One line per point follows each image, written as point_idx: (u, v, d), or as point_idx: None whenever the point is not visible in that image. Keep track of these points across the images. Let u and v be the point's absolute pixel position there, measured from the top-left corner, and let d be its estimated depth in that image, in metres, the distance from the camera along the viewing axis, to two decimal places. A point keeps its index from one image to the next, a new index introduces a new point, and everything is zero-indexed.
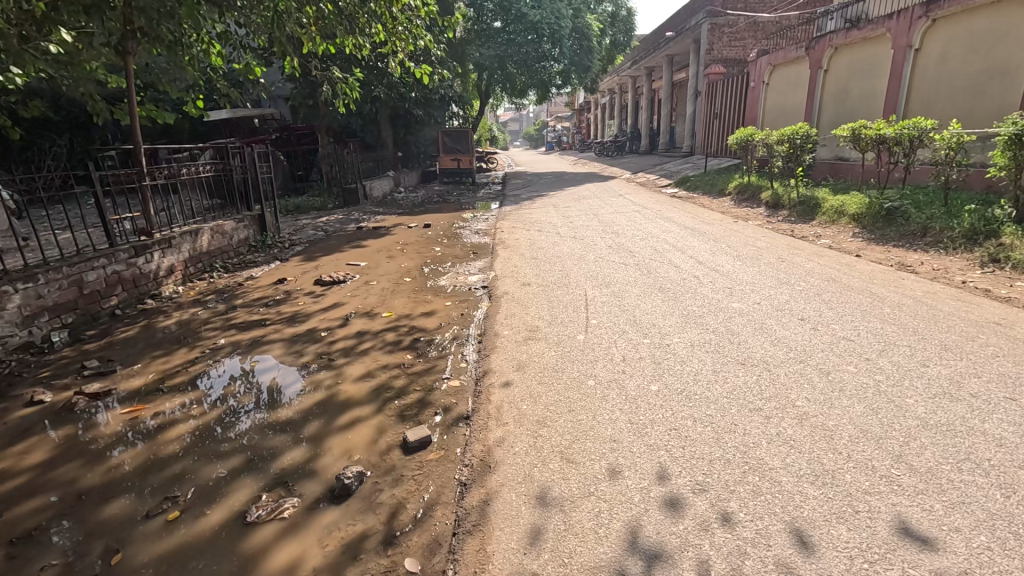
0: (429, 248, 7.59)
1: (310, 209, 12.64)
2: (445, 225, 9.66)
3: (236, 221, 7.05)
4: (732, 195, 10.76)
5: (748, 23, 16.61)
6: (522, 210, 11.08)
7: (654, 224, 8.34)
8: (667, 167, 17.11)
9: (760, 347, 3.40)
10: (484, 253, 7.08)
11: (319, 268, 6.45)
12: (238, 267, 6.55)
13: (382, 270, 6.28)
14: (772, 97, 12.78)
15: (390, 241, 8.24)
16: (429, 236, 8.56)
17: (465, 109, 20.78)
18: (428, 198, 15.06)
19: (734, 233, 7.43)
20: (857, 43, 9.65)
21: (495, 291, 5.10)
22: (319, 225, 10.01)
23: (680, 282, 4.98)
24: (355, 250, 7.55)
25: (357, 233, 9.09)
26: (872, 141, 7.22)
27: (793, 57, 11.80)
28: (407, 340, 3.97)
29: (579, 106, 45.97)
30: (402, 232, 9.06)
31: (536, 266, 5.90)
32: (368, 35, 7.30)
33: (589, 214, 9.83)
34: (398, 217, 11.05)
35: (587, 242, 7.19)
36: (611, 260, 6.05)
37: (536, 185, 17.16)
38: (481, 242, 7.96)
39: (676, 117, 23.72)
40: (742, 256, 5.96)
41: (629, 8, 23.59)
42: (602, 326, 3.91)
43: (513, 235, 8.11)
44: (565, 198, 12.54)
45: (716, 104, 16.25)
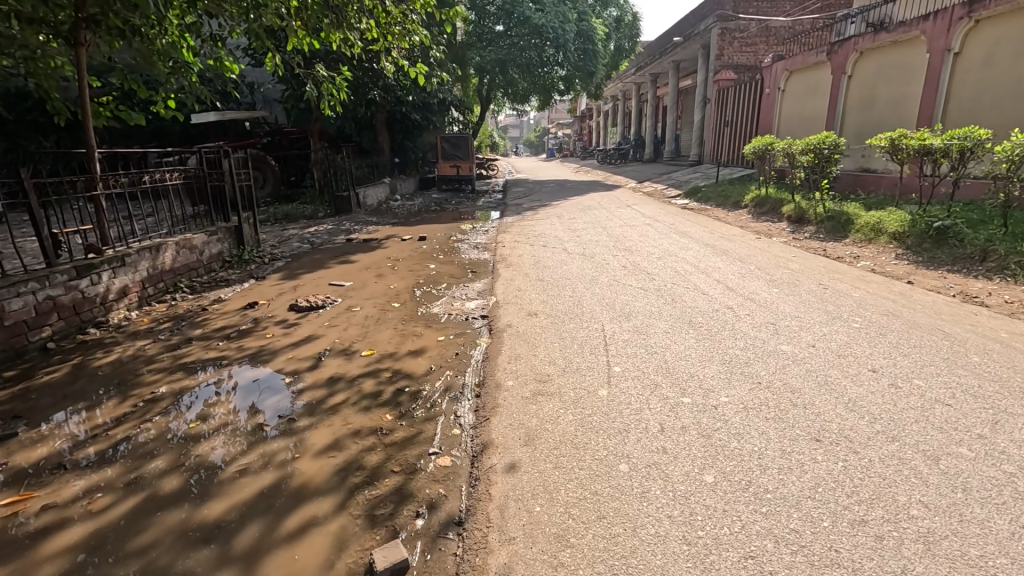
0: (424, 265, 6.87)
1: (300, 218, 11.95)
2: (442, 237, 8.96)
3: (207, 234, 6.33)
4: (750, 208, 10.06)
5: (760, 27, 16.01)
6: (524, 221, 10.38)
7: (669, 241, 7.64)
8: (675, 177, 16.43)
9: (834, 415, 2.67)
10: (484, 272, 6.37)
11: (298, 289, 5.74)
12: (207, 286, 5.84)
13: (369, 293, 5.56)
14: (789, 105, 12.12)
15: (381, 256, 7.53)
16: (424, 250, 7.86)
17: (465, 113, 20.16)
18: (426, 207, 14.39)
19: (759, 252, 6.74)
20: (887, 48, 8.99)
21: (495, 323, 4.37)
22: (306, 236, 9.31)
23: (711, 316, 4.27)
24: (342, 266, 6.83)
25: (346, 246, 8.38)
26: (914, 152, 6.52)
27: (811, 62, 11.16)
28: (388, 392, 3.24)
29: (581, 112, 45.49)
30: (395, 246, 8.36)
31: (542, 291, 5.18)
32: (358, 30, 6.60)
33: (597, 227, 9.12)
34: (392, 227, 10.35)
35: (598, 261, 6.48)
36: (627, 284, 5.35)
37: (546, 185, 19.40)
38: (481, 258, 7.26)
39: (682, 125, 23.08)
40: (777, 281, 5.26)
41: (635, 12, 23.00)
42: (627, 378, 3.18)
43: (515, 251, 7.40)
44: (569, 209, 11.85)
45: (727, 112, 15.61)
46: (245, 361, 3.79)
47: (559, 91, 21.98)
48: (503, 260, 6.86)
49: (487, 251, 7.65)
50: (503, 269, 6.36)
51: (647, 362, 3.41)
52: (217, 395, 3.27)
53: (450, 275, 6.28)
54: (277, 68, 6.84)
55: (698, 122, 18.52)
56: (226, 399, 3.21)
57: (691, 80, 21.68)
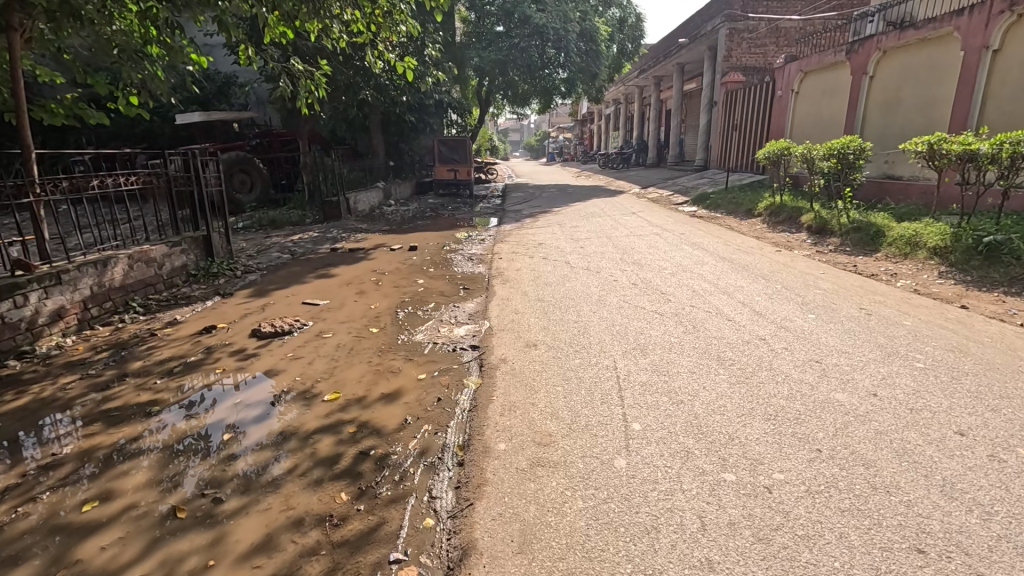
0: (413, 280, 6.22)
1: (287, 224, 11.31)
2: (435, 247, 8.32)
3: (168, 245, 5.68)
4: (764, 218, 9.37)
5: (770, 28, 15.41)
6: (523, 230, 9.74)
7: (682, 253, 7.00)
8: (681, 182, 15.81)
9: (930, 506, 2.01)
10: (478, 288, 5.72)
11: (266, 309, 5.10)
12: (166, 304, 5.19)
13: (346, 315, 4.89)
14: (803, 107, 11.49)
15: (367, 268, 6.88)
16: (415, 262, 7.21)
17: (464, 115, 19.58)
18: (422, 213, 13.75)
19: (782, 267, 6.10)
20: (914, 46, 8.36)
21: (488, 356, 3.71)
22: (289, 244, 8.68)
23: (742, 350, 3.61)
24: (321, 281, 6.18)
25: (331, 257, 7.73)
26: (955, 157, 5.88)
27: (827, 62, 10.54)
28: (349, 456, 2.56)
29: (583, 116, 44.93)
30: (384, 256, 7.71)
31: (543, 315, 4.52)
32: (340, 19, 5.98)
33: (601, 238, 8.46)
34: (383, 235, 9.70)
35: (604, 277, 5.83)
36: (639, 305, 4.71)
37: (546, 185, 20.91)
38: (476, 271, 6.62)
39: (686, 129, 22.46)
40: (811, 304, 4.60)
41: (638, 13, 22.43)
42: (650, 441, 2.52)
43: (513, 264, 6.76)
44: (572, 216, 11.22)
45: (736, 116, 15.00)
46: (194, 396, 3.26)
47: (561, 93, 21.42)
48: (500, 275, 6.19)
49: (483, 264, 6.99)
50: (498, 285, 5.70)
51: (672, 417, 2.75)
52: (185, 417, 2.99)
53: (440, 293, 5.62)
54: (251, 61, 6.22)
55: (704, 126, 17.92)
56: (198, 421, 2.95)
57: (697, 83, 21.09)
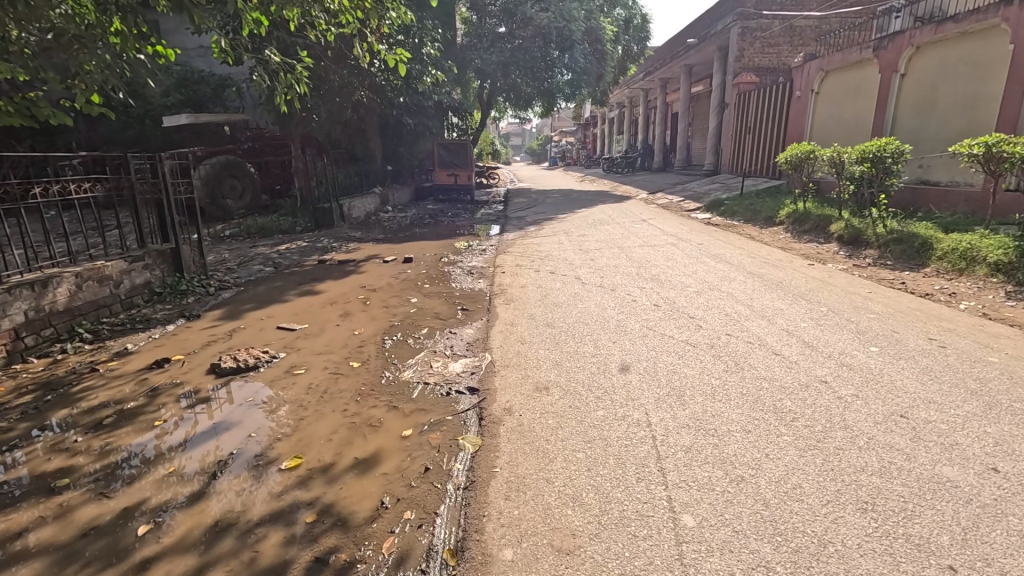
0: (405, 299, 5.55)
1: (276, 232, 10.67)
2: (432, 259, 7.67)
3: (129, 261, 5.03)
4: (787, 228, 8.70)
5: (784, 27, 14.76)
6: (527, 239, 9.08)
7: (703, 268, 6.35)
8: (690, 187, 15.15)
9: None
10: (478, 309, 5.06)
11: (236, 336, 4.45)
12: (119, 330, 4.51)
13: (324, 345, 4.21)
14: (824, 108, 10.81)
15: (355, 284, 6.21)
16: (409, 277, 6.56)
17: (465, 118, 18.99)
18: (419, 219, 13.11)
19: (820, 285, 5.41)
20: (953, 40, 7.68)
21: (489, 405, 3.02)
22: (275, 255, 8.04)
23: (803, 399, 2.92)
24: (302, 300, 5.52)
25: (317, 270, 7.06)
26: (1018, 161, 5.21)
27: (851, 60, 9.89)
28: (300, 567, 1.88)
29: (585, 120, 44.35)
30: (376, 270, 7.05)
31: (553, 347, 3.83)
32: (321, 5, 5.28)
33: (613, 248, 7.79)
34: (376, 245, 9.04)
35: (620, 296, 5.14)
36: (666, 334, 4.04)
37: (546, 185, 23.14)
38: (477, 288, 5.96)
39: (693, 133, 21.84)
40: (868, 332, 3.91)
41: (644, 13, 21.82)
42: (712, 551, 1.84)
43: (518, 279, 6.11)
44: (578, 224, 10.56)
45: (748, 118, 14.36)
46: (160, 438, 2.82)
47: (565, 96, 20.84)
48: (503, 293, 5.51)
49: (483, 279, 6.32)
50: (501, 306, 5.02)
51: (736, 506, 2.07)
52: (148, 465, 2.56)
53: (435, 314, 4.94)
54: (225, 55, 5.58)
55: (714, 130, 17.29)
56: (167, 468, 2.53)
57: (704, 85, 20.49)
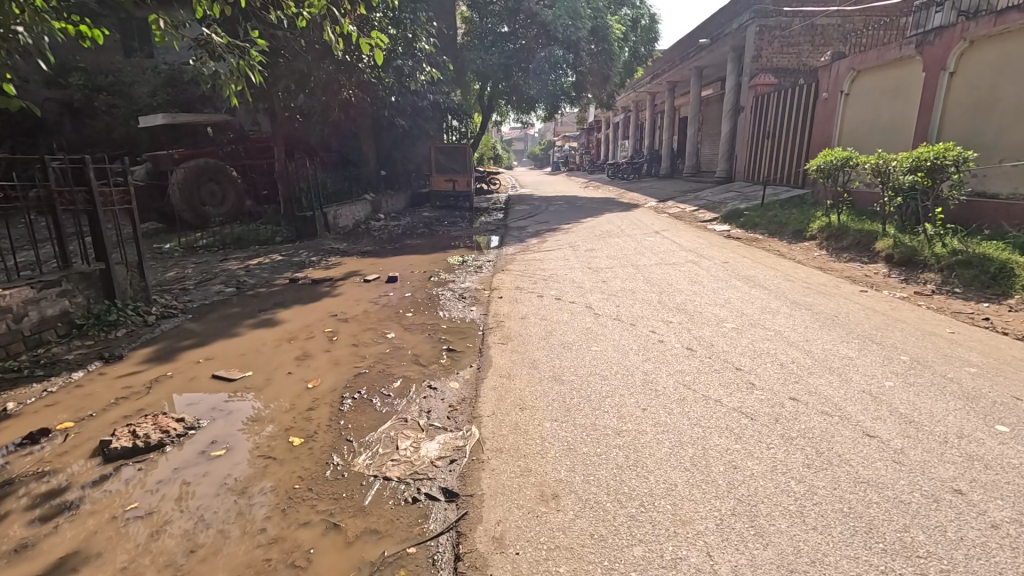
0: (380, 332, 4.58)
1: (252, 243, 9.73)
2: (420, 278, 6.73)
3: (38, 287, 4.07)
4: (822, 244, 7.78)
5: (805, 26, 13.84)
6: (529, 254, 8.12)
7: (735, 294, 5.40)
8: (702, 195, 14.26)
9: None
10: (468, 349, 4.11)
11: (157, 389, 3.49)
12: (12, 379, 3.57)
13: (264, 405, 3.24)
14: (856, 112, 9.88)
15: (323, 311, 5.26)
16: (391, 301, 5.62)
17: (464, 121, 18.11)
18: (412, 228, 12.16)
19: (885, 320, 4.44)
20: (1015, 33, 6.72)
21: (470, 527, 2.07)
22: (245, 270, 7.14)
23: (940, 530, 1.95)
24: (257, 334, 4.57)
25: (285, 292, 6.11)
26: None
27: (888, 57, 8.95)
28: None
29: (589, 126, 43.58)
30: (353, 291, 6.10)
31: (563, 418, 2.87)
32: None
33: (626, 267, 6.85)
34: (360, 260, 8.09)
35: (644, 335, 4.17)
36: (710, 398, 3.07)
37: (549, 185, 25.14)
38: (467, 317, 5.01)
39: (703, 138, 20.91)
40: (982, 401, 2.94)
41: (653, 13, 20.97)
42: None
43: (517, 307, 5.16)
44: (585, 236, 9.62)
45: (766, 122, 13.43)
46: None
47: (569, 99, 20.02)
48: (500, 326, 4.54)
49: (476, 305, 5.35)
50: (496, 346, 4.05)
51: None
52: None
53: (414, 358, 3.98)
54: (162, 36, 4.64)
55: (727, 135, 16.38)
56: None
57: (715, 89, 19.61)
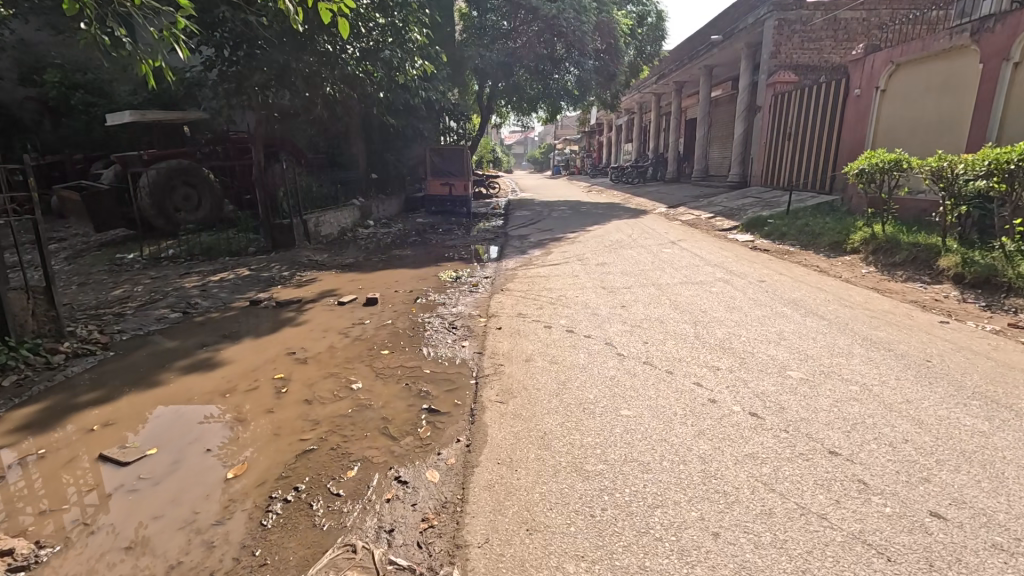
0: (345, 382, 3.56)
1: (223, 254, 8.74)
2: (405, 300, 5.74)
3: None
4: (868, 258, 6.81)
5: (827, 19, 12.90)
6: (532, 269, 7.15)
7: (787, 326, 4.40)
8: (717, 201, 13.31)
9: None
10: (456, 410, 3.11)
11: (16, 480, 2.49)
12: None
13: (154, 513, 2.22)
14: (895, 110, 8.92)
15: (280, 348, 4.25)
16: (366, 332, 4.62)
17: (462, 121, 17.16)
18: (403, 236, 11.16)
19: (996, 368, 3.43)
20: None
21: None
22: (203, 288, 6.16)
23: None
24: (187, 388, 3.55)
25: (240, 319, 5.10)
26: None
27: (935, 47, 7.98)
28: None
29: (590, 128, 42.75)
30: (323, 317, 5.09)
31: (595, 559, 1.86)
32: None
33: (646, 286, 5.88)
34: (339, 275, 7.10)
35: (687, 393, 3.16)
36: (811, 513, 2.06)
37: (551, 189, 24.38)
38: (458, 356, 4.01)
39: (713, 140, 19.96)
40: None
41: (659, 10, 20.06)
42: None
43: (521, 342, 4.16)
44: (595, 247, 8.63)
45: (787, 123, 12.47)
46: None
47: (573, 99, 19.11)
48: (499, 375, 3.53)
49: (469, 339, 4.34)
50: (492, 410, 3.03)
51: None
52: None
53: (383, 426, 2.96)
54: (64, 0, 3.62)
55: (740, 136, 15.45)
56: None
57: (726, 89, 18.70)
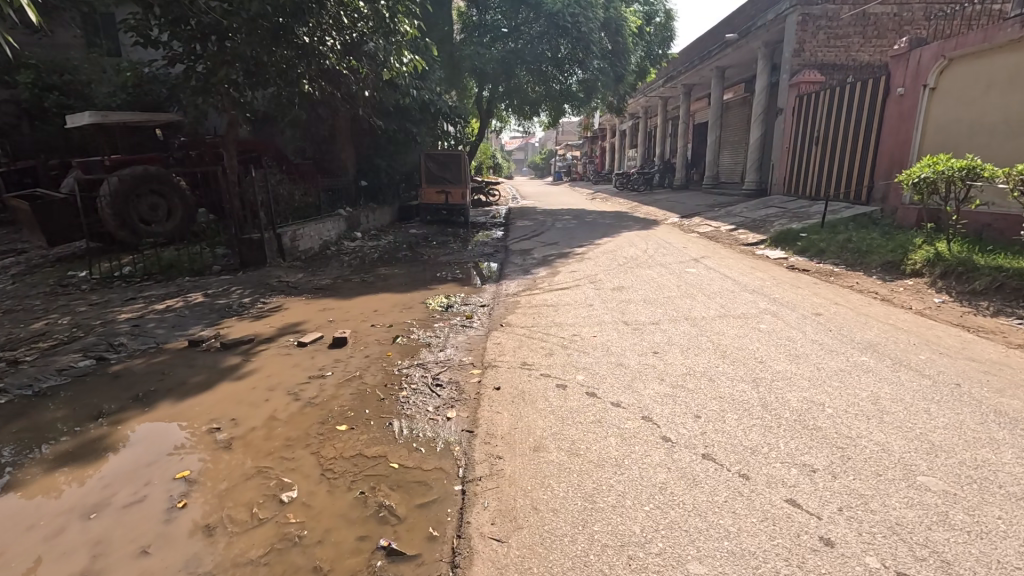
0: (274, 489, 2.46)
1: (183, 272, 7.68)
2: (383, 340, 4.67)
3: None
4: (936, 283, 5.75)
5: (855, 14, 11.91)
6: (537, 294, 6.10)
7: (878, 386, 3.33)
8: (735, 211, 12.29)
9: None
10: (431, 555, 2.01)
11: None
12: None
13: None
14: (946, 110, 7.89)
15: (201, 423, 3.13)
16: (324, 393, 3.53)
17: (460, 125, 16.16)
18: (393, 250, 10.11)
19: None
20: None
21: None
22: (140, 320, 5.10)
23: None
24: (62, 484, 2.56)
25: (168, 369, 4.00)
26: None
27: (999, 37, 6.95)
28: None
29: (593, 134, 41.89)
30: (275, 367, 4.01)
31: None
32: None
33: (678, 321, 4.83)
34: (310, 301, 6.04)
35: (784, 525, 2.06)
36: None
37: (554, 197, 23.41)
38: (442, 437, 2.92)
39: (724, 146, 18.98)
40: None
41: (668, 9, 19.16)
42: None
43: (526, 412, 3.10)
44: (608, 265, 7.58)
45: (812, 126, 11.43)
46: None
47: (577, 102, 18.14)
48: (496, 480, 2.44)
49: (457, 408, 3.24)
50: (484, 561, 1.95)
51: None
52: None
53: None
54: None
55: (757, 141, 14.44)
56: None
57: (738, 91, 17.74)
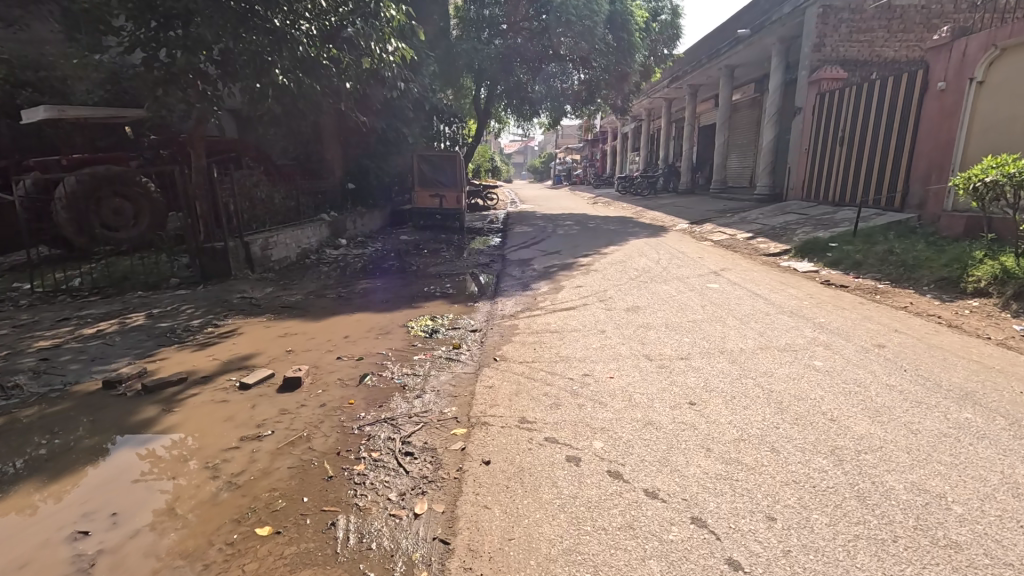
0: None
1: (136, 286, 6.78)
2: (347, 380, 3.75)
3: None
4: (1010, 304, 4.88)
5: (880, 6, 11.06)
6: (538, 316, 5.20)
7: (1008, 464, 2.44)
8: (750, 217, 11.44)
9: None
10: None
11: None
12: None
13: None
14: (998, 106, 7.02)
15: (65, 524, 2.21)
16: (252, 469, 2.60)
17: (456, 125, 15.30)
18: (380, 259, 9.24)
19: None
20: None
21: None
22: (53, 351, 4.16)
23: None
24: (37, 499, 2.41)
25: (57, 428, 3.06)
26: None
27: None
28: None
29: (594, 136, 41.11)
30: (203, 423, 3.09)
31: None
32: None
33: (712, 356, 3.93)
34: (271, 324, 5.14)
35: None
36: None
37: (553, 201, 22.54)
38: (404, 552, 2.00)
39: (732, 148, 18.15)
40: None
41: (675, 5, 18.36)
42: None
43: (527, 506, 2.21)
44: (618, 280, 6.68)
45: (835, 127, 10.58)
46: None
47: (579, 103, 17.31)
48: None
49: (430, 497, 2.34)
50: None
51: None
52: None
53: None
54: None
55: (770, 143, 13.61)
56: None
57: (748, 92, 16.94)
